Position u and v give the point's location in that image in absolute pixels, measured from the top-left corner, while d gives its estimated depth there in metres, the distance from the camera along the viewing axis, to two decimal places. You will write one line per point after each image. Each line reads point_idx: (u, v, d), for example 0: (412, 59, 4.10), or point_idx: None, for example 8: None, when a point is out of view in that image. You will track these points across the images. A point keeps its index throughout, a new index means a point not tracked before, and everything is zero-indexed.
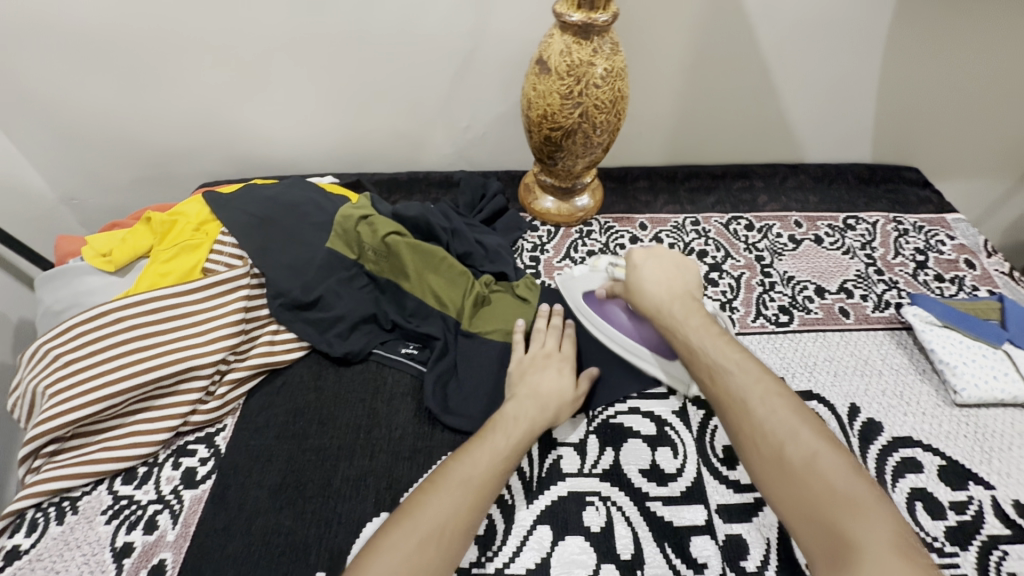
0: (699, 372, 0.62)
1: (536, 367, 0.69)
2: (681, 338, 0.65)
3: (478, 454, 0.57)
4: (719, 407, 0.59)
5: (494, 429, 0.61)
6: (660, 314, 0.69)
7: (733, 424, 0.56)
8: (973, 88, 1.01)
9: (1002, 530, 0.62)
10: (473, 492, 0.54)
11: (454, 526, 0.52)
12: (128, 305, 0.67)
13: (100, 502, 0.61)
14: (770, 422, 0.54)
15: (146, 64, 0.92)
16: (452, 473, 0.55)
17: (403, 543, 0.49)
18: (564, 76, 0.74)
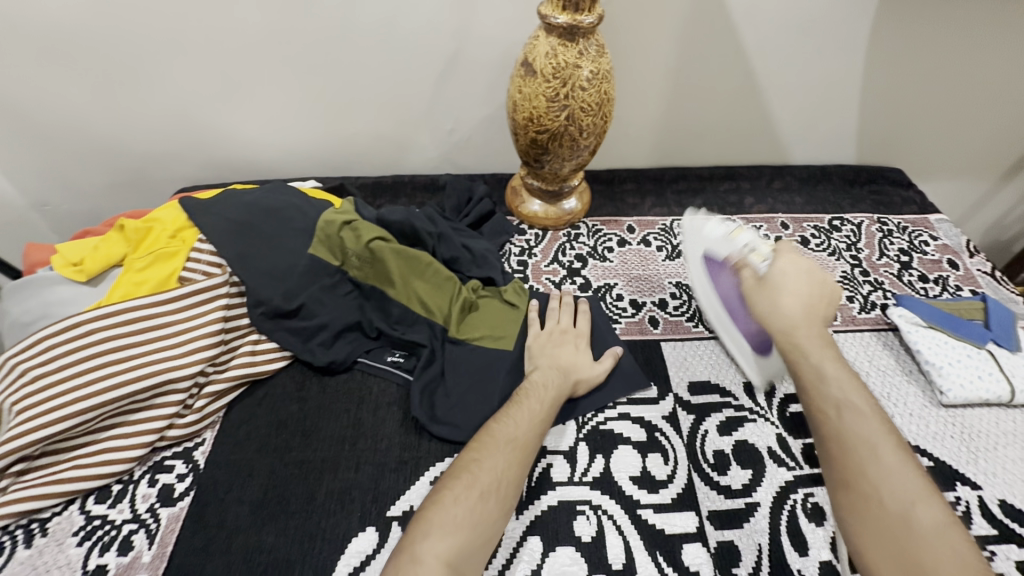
0: (818, 404, 0.60)
1: (554, 341, 0.74)
2: (813, 365, 0.62)
3: (521, 417, 0.62)
4: (837, 443, 0.57)
5: (528, 394, 0.65)
6: (794, 336, 0.64)
7: (847, 463, 0.55)
8: (954, 89, 1.02)
9: (989, 530, 0.63)
10: (519, 448, 0.59)
11: (507, 481, 0.57)
12: (101, 316, 0.64)
13: (71, 523, 0.59)
14: (894, 477, 0.53)
15: (118, 67, 0.89)
16: (500, 433, 0.60)
17: (466, 493, 0.54)
18: (550, 78, 0.73)
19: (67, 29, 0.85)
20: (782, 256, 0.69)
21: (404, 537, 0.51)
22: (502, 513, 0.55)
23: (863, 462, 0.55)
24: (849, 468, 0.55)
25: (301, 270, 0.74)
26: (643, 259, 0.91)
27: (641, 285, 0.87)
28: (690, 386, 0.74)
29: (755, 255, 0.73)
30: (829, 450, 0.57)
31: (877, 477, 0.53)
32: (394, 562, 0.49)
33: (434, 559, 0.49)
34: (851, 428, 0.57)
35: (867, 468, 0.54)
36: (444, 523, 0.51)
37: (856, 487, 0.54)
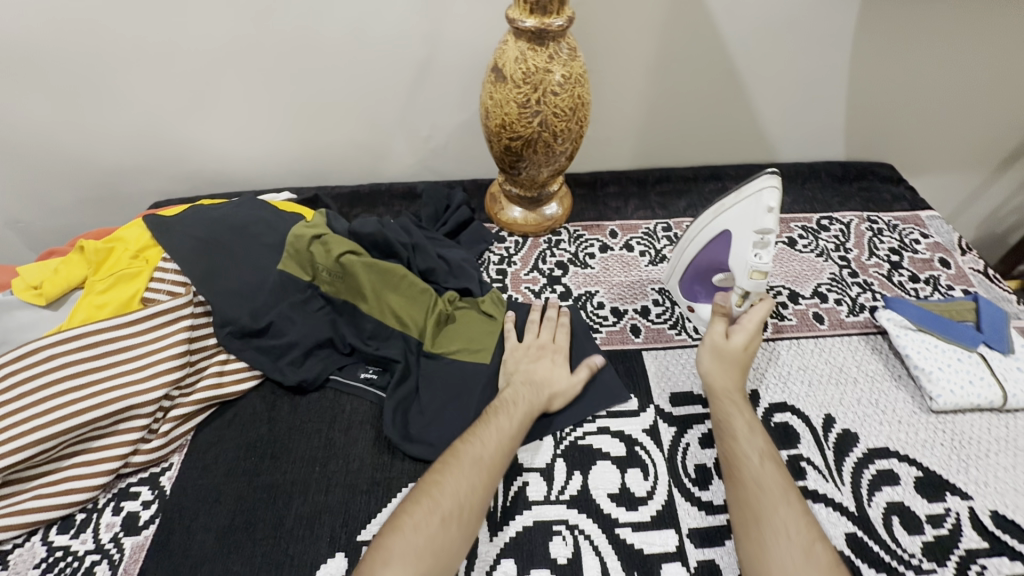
0: (738, 449, 0.61)
1: (531, 356, 0.72)
2: (742, 419, 0.64)
3: (488, 436, 0.61)
4: (756, 484, 0.58)
5: (497, 413, 0.63)
6: (733, 398, 0.66)
7: (761, 503, 0.56)
8: (943, 82, 1.00)
9: (980, 543, 0.61)
10: (485, 469, 0.58)
11: (472, 504, 0.55)
12: (61, 342, 0.63)
13: (32, 555, 0.58)
14: (798, 522, 0.54)
15: (83, 81, 0.87)
16: (467, 452, 0.59)
17: (426, 519, 0.53)
18: (520, 84, 0.71)
19: (30, 44, 0.83)
20: (749, 322, 0.69)
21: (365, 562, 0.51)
22: (466, 539, 0.54)
23: (774, 503, 0.56)
24: (761, 506, 0.56)
25: (271, 287, 0.73)
26: (626, 264, 0.89)
27: (623, 292, 0.85)
28: (672, 397, 0.72)
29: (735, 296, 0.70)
30: (744, 491, 0.58)
31: (787, 519, 0.55)
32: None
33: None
34: (766, 473, 0.58)
35: (776, 510, 0.55)
36: (403, 551, 0.51)
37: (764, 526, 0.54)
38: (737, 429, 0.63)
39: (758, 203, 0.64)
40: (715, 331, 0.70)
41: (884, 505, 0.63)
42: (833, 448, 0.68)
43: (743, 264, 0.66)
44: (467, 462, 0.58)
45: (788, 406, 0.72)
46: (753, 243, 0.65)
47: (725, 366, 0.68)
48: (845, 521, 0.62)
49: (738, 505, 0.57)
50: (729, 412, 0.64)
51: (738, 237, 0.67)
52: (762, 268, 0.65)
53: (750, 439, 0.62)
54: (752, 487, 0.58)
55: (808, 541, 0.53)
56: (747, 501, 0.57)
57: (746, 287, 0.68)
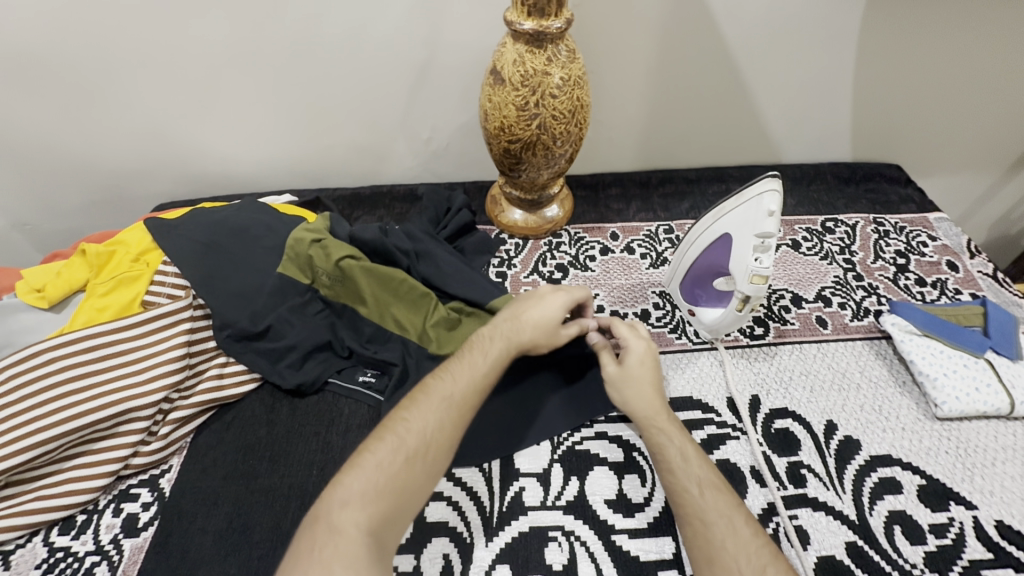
0: (679, 480, 0.56)
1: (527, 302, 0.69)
2: (676, 448, 0.58)
3: (455, 373, 0.60)
4: (701, 519, 0.53)
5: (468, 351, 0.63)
6: (660, 423, 0.61)
7: (708, 537, 0.51)
8: (952, 82, 0.98)
9: (984, 553, 0.60)
10: (452, 405, 0.57)
11: (439, 438, 0.54)
12: (62, 344, 0.63)
13: (34, 556, 0.58)
14: (747, 549, 0.49)
15: (88, 85, 0.88)
16: (433, 390, 0.58)
17: (383, 455, 0.52)
18: (519, 87, 0.70)
19: (34, 49, 0.84)
20: (630, 337, 0.67)
21: (327, 498, 0.49)
22: (435, 471, 0.53)
23: (721, 537, 0.51)
24: (711, 542, 0.51)
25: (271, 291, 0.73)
26: (626, 267, 0.89)
27: (623, 295, 0.85)
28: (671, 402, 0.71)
29: (736, 301, 0.67)
30: (692, 528, 0.53)
31: (736, 550, 0.50)
32: (314, 531, 0.47)
33: (349, 526, 0.47)
34: (709, 504, 0.53)
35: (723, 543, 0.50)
36: (359, 488, 0.49)
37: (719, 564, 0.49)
38: (672, 458, 0.58)
39: (759, 207, 0.63)
40: (606, 364, 0.65)
41: (886, 514, 0.62)
42: (835, 456, 0.67)
43: (743, 268, 0.64)
44: (429, 397, 0.57)
45: (788, 412, 0.71)
46: (754, 247, 0.64)
47: (635, 388, 0.63)
48: (845, 530, 0.61)
49: (690, 541, 0.52)
50: (660, 441, 0.60)
51: (738, 240, 0.65)
52: (763, 273, 0.64)
53: (690, 468, 0.56)
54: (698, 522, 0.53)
55: (760, 567, 0.48)
56: (695, 538, 0.52)
57: (746, 292, 0.65)
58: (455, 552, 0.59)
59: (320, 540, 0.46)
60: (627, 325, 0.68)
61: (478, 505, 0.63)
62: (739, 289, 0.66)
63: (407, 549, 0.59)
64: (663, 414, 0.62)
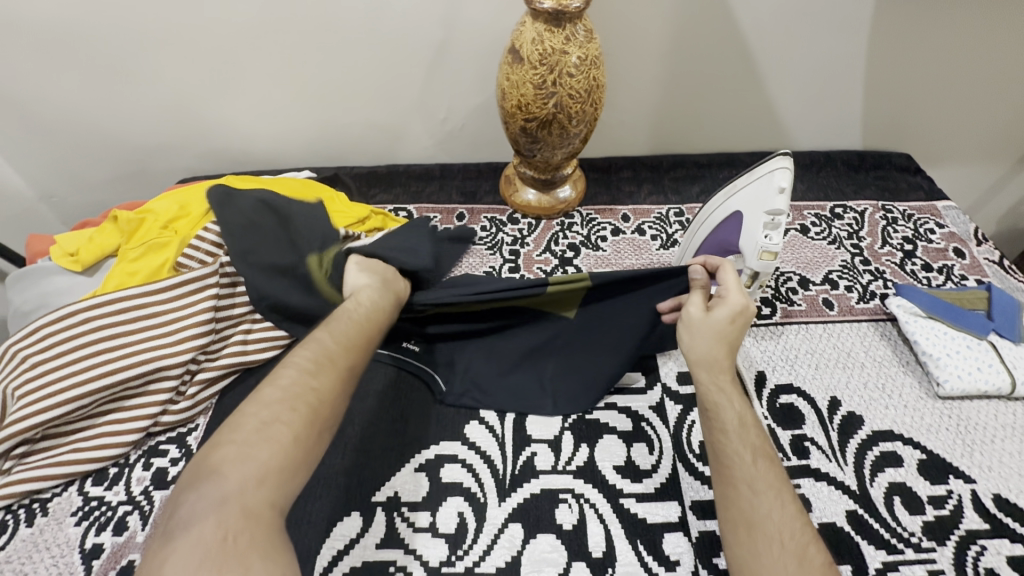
0: (729, 445, 0.55)
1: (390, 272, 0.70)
2: (734, 412, 0.57)
3: (330, 332, 0.58)
4: (748, 486, 0.51)
5: (343, 314, 0.61)
6: (722, 383, 0.58)
7: (752, 503, 0.50)
8: (964, 72, 0.98)
9: (981, 524, 0.62)
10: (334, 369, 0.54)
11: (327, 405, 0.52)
12: (95, 306, 0.66)
13: (70, 503, 0.61)
14: (790, 523, 0.49)
15: (114, 60, 0.90)
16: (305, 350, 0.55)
17: (287, 429, 0.48)
18: (537, 65, 0.72)
19: (64, 24, 0.86)
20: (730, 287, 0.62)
21: (222, 482, 0.44)
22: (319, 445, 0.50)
23: (765, 509, 0.50)
24: (754, 509, 0.50)
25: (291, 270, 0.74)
26: (637, 248, 0.90)
27: None
28: (679, 376, 0.73)
29: (745, 278, 0.69)
30: (734, 492, 0.52)
31: (780, 522, 0.49)
32: (216, 517, 0.42)
33: (263, 508, 0.43)
34: (760, 473, 0.52)
35: (767, 515, 0.49)
36: (254, 469, 0.45)
37: (758, 531, 0.49)
38: (728, 422, 0.56)
39: (770, 183, 0.64)
40: (694, 305, 0.63)
41: (886, 486, 0.64)
42: (838, 429, 0.69)
43: (753, 244, 0.66)
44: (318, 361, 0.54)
45: (793, 388, 0.73)
46: (764, 224, 0.65)
47: (707, 340, 0.60)
48: (846, 499, 0.63)
49: (728, 508, 0.52)
50: (717, 401, 0.57)
51: (749, 217, 0.67)
52: (773, 249, 0.65)
53: (746, 435, 0.55)
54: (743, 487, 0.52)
55: (800, 547, 0.47)
56: (735, 503, 0.51)
57: (755, 267, 0.67)
58: (469, 510, 0.62)
59: (224, 527, 0.41)
60: (734, 274, 0.64)
61: (491, 468, 0.65)
62: (749, 265, 0.68)
63: (423, 507, 0.62)
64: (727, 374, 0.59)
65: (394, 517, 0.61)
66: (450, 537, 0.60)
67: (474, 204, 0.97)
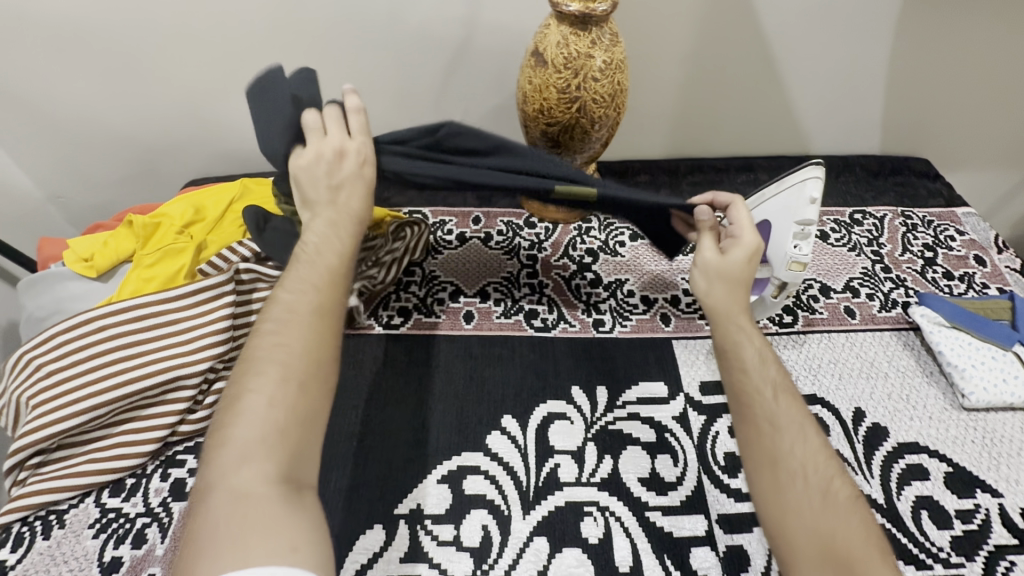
0: (750, 383, 0.53)
1: (327, 164, 0.58)
2: (752, 352, 0.56)
3: (307, 279, 0.52)
4: (769, 422, 0.50)
5: (315, 250, 0.54)
6: (737, 323, 0.58)
7: (774, 438, 0.49)
8: (986, 76, 0.97)
9: (1010, 539, 0.61)
10: (322, 317, 0.49)
11: (319, 355, 0.47)
12: (112, 313, 0.65)
13: (87, 515, 0.60)
14: (815, 458, 0.48)
15: (126, 58, 0.89)
16: (283, 301, 0.50)
17: (272, 391, 0.44)
18: (561, 69, 0.71)
19: (74, 22, 0.84)
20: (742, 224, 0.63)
21: (216, 465, 0.41)
22: (328, 397, 0.47)
23: (789, 445, 0.49)
24: (777, 445, 0.49)
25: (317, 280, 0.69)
26: (656, 254, 0.89)
27: (654, 281, 0.85)
28: (702, 386, 0.72)
29: (772, 288, 0.69)
30: (755, 430, 0.51)
31: (803, 457, 0.48)
32: (217, 500, 0.39)
33: (261, 482, 0.40)
34: (783, 410, 0.51)
35: (792, 452, 0.48)
36: (248, 441, 0.41)
37: (781, 467, 0.48)
38: (748, 361, 0.55)
39: (801, 192, 0.64)
40: (707, 249, 0.62)
41: (913, 499, 0.64)
42: (863, 441, 0.69)
43: (782, 254, 0.65)
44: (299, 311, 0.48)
45: (817, 398, 0.73)
46: (794, 234, 0.64)
47: (722, 283, 0.60)
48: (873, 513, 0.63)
49: (752, 446, 0.50)
50: (736, 342, 0.56)
51: (778, 227, 0.66)
52: (802, 259, 0.65)
53: (766, 372, 0.54)
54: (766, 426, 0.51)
55: (825, 481, 0.47)
56: (758, 442, 0.50)
57: (784, 278, 0.66)
58: (493, 524, 0.61)
59: (227, 512, 0.39)
60: (744, 212, 0.63)
61: (514, 479, 0.64)
62: (776, 275, 0.68)
63: (447, 520, 0.61)
64: (740, 316, 0.58)
65: (417, 530, 0.60)
66: (474, 551, 0.59)
67: (489, 209, 0.96)
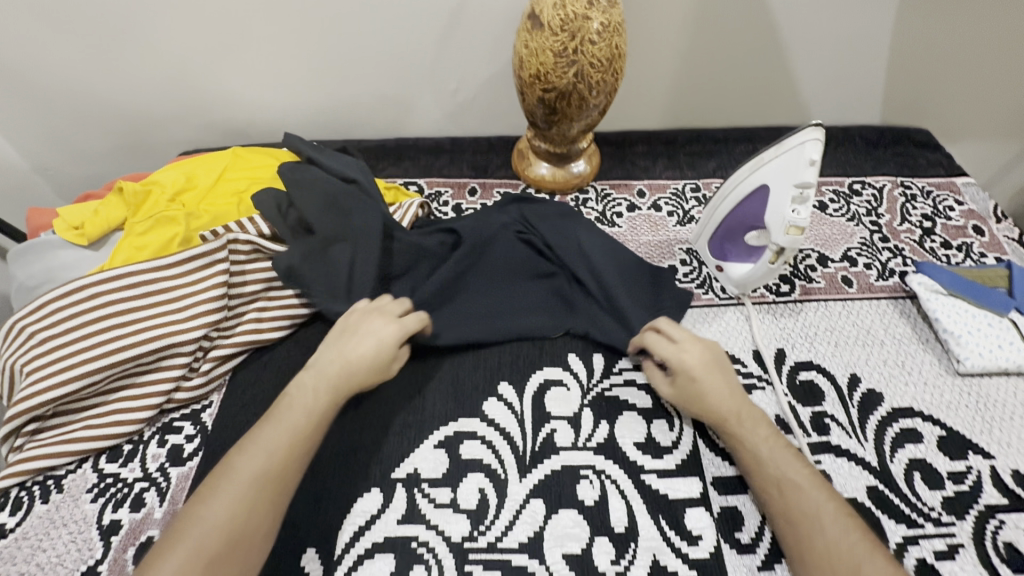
0: (761, 478, 0.57)
1: (360, 320, 0.63)
2: (748, 451, 0.58)
3: (267, 441, 0.54)
4: (786, 519, 0.54)
5: (290, 408, 0.56)
6: (733, 424, 0.60)
7: (797, 533, 0.53)
8: (993, 42, 0.95)
9: (1000, 499, 0.62)
10: (268, 487, 0.51)
11: (249, 534, 0.49)
12: (103, 280, 0.64)
13: (85, 480, 0.61)
14: (843, 542, 0.50)
15: (111, 26, 0.86)
16: (242, 471, 0.51)
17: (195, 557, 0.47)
18: (558, 32, 0.69)
19: None
20: (681, 344, 0.64)
21: None
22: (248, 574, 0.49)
23: (812, 532, 0.52)
24: (803, 537, 0.52)
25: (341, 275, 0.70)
26: (653, 224, 0.89)
27: (650, 251, 0.85)
28: None
29: (769, 253, 0.69)
30: (783, 524, 0.54)
31: (833, 542, 0.51)
32: None
33: None
34: (797, 500, 0.54)
35: (818, 536, 0.51)
36: None
37: (811, 559, 0.51)
38: (750, 460, 0.58)
39: (800, 156, 0.63)
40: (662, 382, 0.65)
41: (906, 462, 0.64)
42: (858, 406, 0.69)
43: (780, 219, 0.65)
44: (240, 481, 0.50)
45: (813, 364, 0.73)
46: (792, 198, 0.64)
47: (691, 404, 0.62)
48: (867, 475, 0.63)
49: (786, 540, 0.53)
50: (737, 443, 0.59)
51: (776, 191, 0.65)
52: (799, 224, 0.64)
53: (769, 467, 0.57)
54: (784, 522, 0.54)
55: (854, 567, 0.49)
56: (791, 540, 0.53)
57: (781, 243, 0.66)
58: (490, 487, 0.61)
59: None
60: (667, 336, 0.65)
61: (511, 444, 0.64)
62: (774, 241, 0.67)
63: (444, 483, 0.62)
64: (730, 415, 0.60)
65: (414, 493, 0.61)
66: (471, 513, 0.60)
67: (485, 179, 0.95)
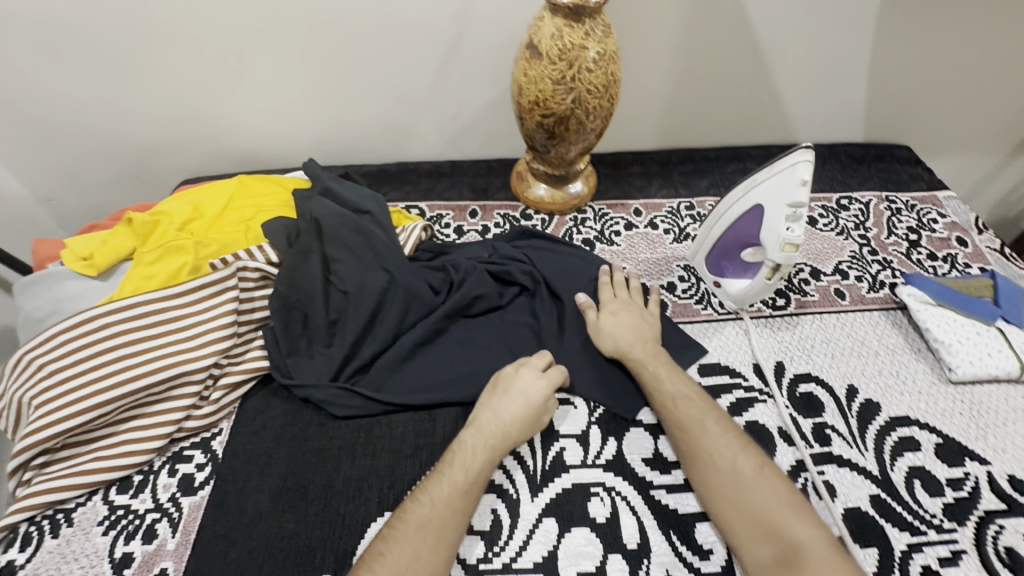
0: (680, 414, 0.64)
1: (512, 375, 0.67)
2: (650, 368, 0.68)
3: (463, 466, 0.59)
4: (678, 428, 0.63)
5: (480, 446, 0.61)
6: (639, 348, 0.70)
7: (686, 439, 0.62)
8: (967, 61, 1.00)
9: (998, 504, 0.64)
10: (433, 531, 0.54)
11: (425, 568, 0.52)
12: (113, 310, 0.64)
13: (95, 513, 0.60)
14: (721, 442, 0.60)
15: (117, 59, 0.88)
16: (413, 518, 0.55)
17: None
18: (556, 61, 0.72)
19: (60, 21, 0.83)
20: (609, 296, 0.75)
21: None
22: None
23: (700, 439, 0.61)
24: (691, 445, 0.61)
25: (339, 310, 0.72)
26: (651, 242, 0.91)
27: (649, 268, 0.87)
28: (700, 367, 0.75)
29: (766, 269, 0.71)
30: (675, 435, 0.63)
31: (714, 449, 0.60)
32: None
33: None
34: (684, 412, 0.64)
35: (705, 443, 0.61)
36: None
37: (699, 462, 0.60)
38: (653, 378, 0.67)
39: (792, 176, 0.66)
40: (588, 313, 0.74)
41: (906, 469, 0.66)
42: (857, 417, 0.71)
43: (775, 236, 0.67)
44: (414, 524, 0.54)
45: (811, 376, 0.75)
46: (785, 216, 0.67)
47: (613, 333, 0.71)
48: (869, 484, 0.65)
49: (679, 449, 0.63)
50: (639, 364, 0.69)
51: (770, 211, 0.68)
52: (795, 241, 0.67)
53: (665, 385, 0.66)
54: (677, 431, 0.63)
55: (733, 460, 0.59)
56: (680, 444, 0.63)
57: (777, 260, 0.68)
58: (503, 508, 0.62)
59: None
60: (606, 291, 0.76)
61: (522, 465, 0.65)
62: (770, 258, 0.69)
63: None
64: (637, 340, 0.71)
65: None
66: (485, 534, 0.60)
67: (486, 201, 0.96)
